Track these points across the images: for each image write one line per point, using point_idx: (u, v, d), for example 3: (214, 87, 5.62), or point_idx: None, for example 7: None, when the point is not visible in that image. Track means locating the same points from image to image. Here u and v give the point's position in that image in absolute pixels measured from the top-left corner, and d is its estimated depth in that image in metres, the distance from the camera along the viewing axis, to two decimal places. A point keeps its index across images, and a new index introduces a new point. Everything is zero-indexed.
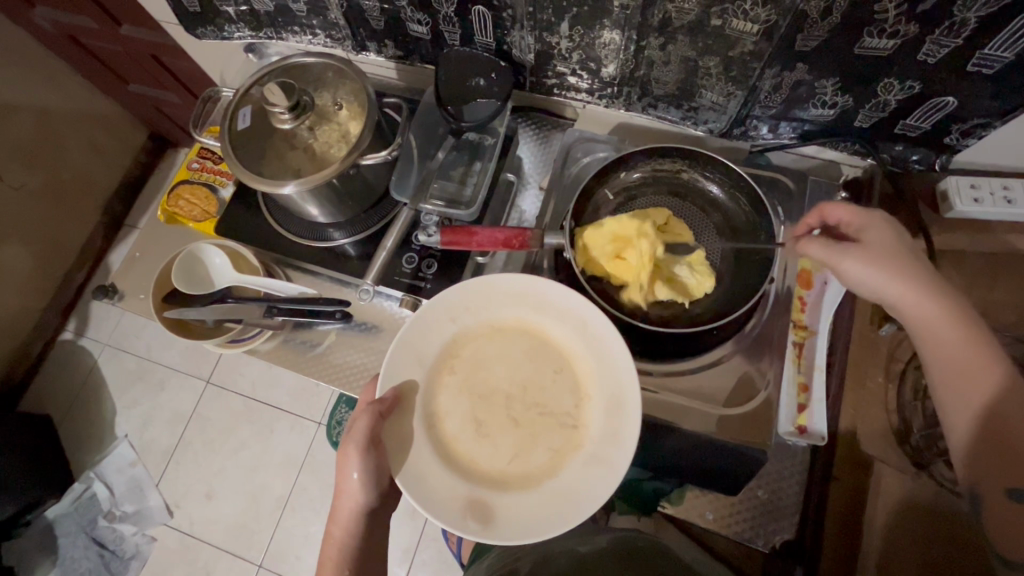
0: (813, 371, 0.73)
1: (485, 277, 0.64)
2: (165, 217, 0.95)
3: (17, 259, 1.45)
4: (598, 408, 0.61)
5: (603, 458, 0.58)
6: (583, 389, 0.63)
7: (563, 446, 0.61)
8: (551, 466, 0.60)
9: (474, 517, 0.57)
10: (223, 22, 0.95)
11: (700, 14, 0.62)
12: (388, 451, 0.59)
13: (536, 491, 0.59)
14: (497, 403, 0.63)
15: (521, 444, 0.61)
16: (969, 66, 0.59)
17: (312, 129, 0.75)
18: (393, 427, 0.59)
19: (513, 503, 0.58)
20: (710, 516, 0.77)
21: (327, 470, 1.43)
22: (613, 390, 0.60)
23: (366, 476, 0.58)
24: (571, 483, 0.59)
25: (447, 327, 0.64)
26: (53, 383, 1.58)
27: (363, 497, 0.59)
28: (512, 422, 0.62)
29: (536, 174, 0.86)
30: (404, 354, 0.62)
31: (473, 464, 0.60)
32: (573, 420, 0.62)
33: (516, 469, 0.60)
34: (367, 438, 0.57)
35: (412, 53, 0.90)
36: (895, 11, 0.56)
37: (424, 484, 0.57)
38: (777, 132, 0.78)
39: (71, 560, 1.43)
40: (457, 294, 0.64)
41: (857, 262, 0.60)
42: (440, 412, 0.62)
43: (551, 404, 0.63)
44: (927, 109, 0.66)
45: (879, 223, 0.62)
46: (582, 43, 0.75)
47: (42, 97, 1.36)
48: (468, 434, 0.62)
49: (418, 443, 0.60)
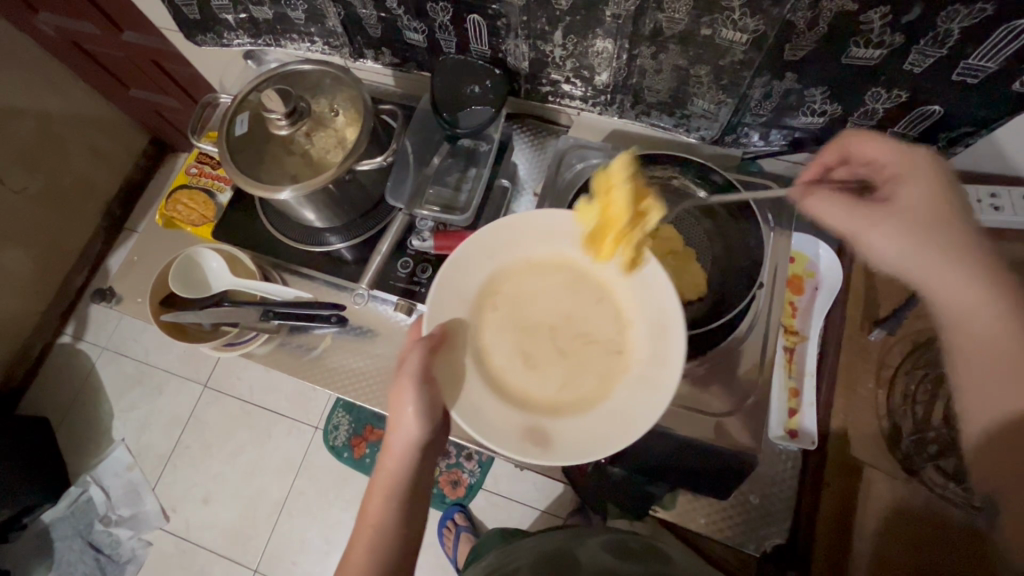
0: (803, 377, 0.78)
1: (517, 214, 0.64)
2: (165, 222, 0.96)
3: (17, 262, 1.46)
4: (643, 332, 0.60)
5: (654, 378, 0.57)
6: (625, 317, 0.62)
7: (611, 372, 0.60)
8: (602, 390, 0.60)
9: (534, 443, 0.56)
10: (222, 30, 0.96)
11: (691, 23, 0.64)
12: (440, 386, 0.57)
13: (590, 414, 0.58)
14: (542, 336, 0.62)
15: (569, 372, 0.61)
16: (954, 75, 0.59)
17: (309, 135, 0.76)
18: (445, 363, 0.58)
19: (570, 426, 0.57)
20: (703, 521, 0.78)
21: (323, 474, 1.43)
22: (656, 314, 0.59)
23: (420, 411, 0.57)
24: (626, 405, 0.57)
25: (487, 268, 0.64)
26: (52, 386, 1.58)
27: (418, 432, 0.58)
28: (559, 352, 0.62)
29: (530, 181, 0.89)
30: (445, 291, 0.61)
31: (525, 395, 0.59)
32: (617, 346, 0.61)
33: (567, 396, 0.60)
34: (420, 371, 0.56)
35: (408, 61, 0.91)
36: (880, 22, 0.57)
37: (479, 415, 0.56)
38: (768, 140, 0.79)
39: (66, 564, 1.43)
40: (495, 230, 0.63)
41: (878, 222, 0.56)
42: (486, 347, 0.61)
43: (596, 333, 0.62)
44: (915, 117, 0.67)
45: (910, 174, 0.57)
46: (575, 51, 0.76)
47: (43, 102, 1.37)
48: (515, 366, 0.60)
49: (469, 376, 0.58)
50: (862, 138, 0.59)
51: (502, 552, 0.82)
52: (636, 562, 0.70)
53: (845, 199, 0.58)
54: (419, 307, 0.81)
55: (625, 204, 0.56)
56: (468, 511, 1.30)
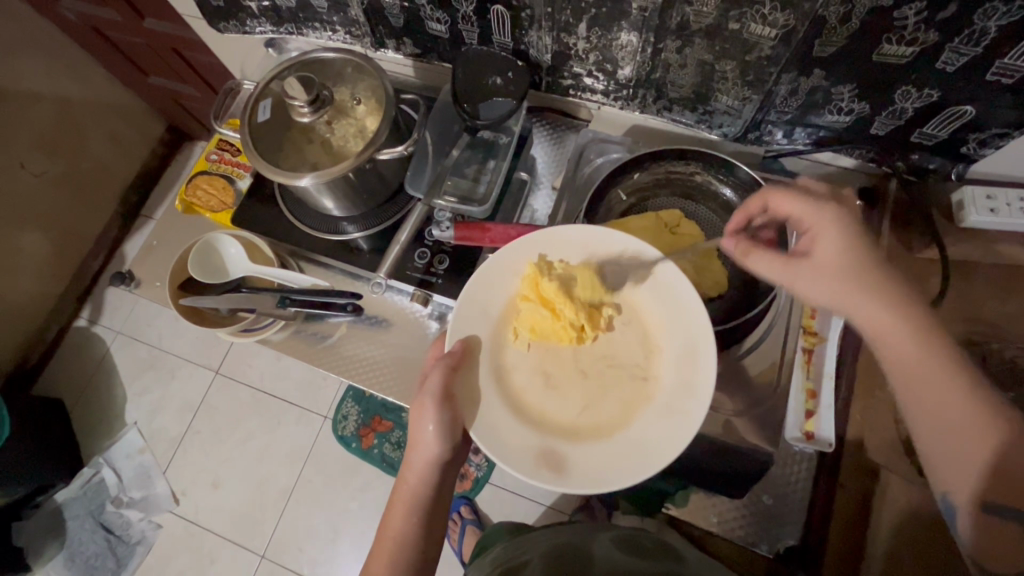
0: (823, 379, 0.71)
1: (548, 229, 0.64)
2: (184, 207, 0.97)
3: (36, 246, 1.48)
4: (670, 359, 0.60)
5: (677, 407, 0.57)
6: (652, 341, 0.61)
7: (634, 398, 0.59)
8: (623, 418, 0.59)
9: (547, 467, 0.56)
10: (245, 17, 0.97)
11: (718, 16, 0.63)
12: (461, 405, 0.58)
13: (608, 442, 0.57)
14: (564, 355, 0.61)
15: (591, 395, 0.60)
16: (988, 74, 0.58)
17: (330, 123, 0.76)
18: (466, 382, 0.59)
19: (587, 453, 0.57)
20: (714, 519, 0.80)
21: (331, 463, 1.44)
22: (686, 341, 0.59)
23: (440, 430, 0.58)
24: (646, 434, 0.57)
25: (512, 283, 0.63)
26: (67, 368, 1.60)
27: (438, 450, 0.59)
28: (581, 373, 0.61)
29: (548, 174, 0.88)
30: (470, 307, 0.62)
31: (544, 416, 0.59)
32: (642, 371, 0.60)
33: (587, 421, 0.59)
34: (442, 390, 0.58)
35: (430, 52, 0.91)
36: (915, 18, 0.56)
37: (495, 436, 0.56)
38: (792, 137, 0.78)
39: (78, 544, 1.45)
40: (523, 247, 0.64)
41: (805, 283, 0.54)
42: (508, 364, 0.61)
43: (619, 356, 0.61)
44: (945, 117, 0.66)
45: (828, 214, 0.54)
46: (599, 44, 0.75)
47: (64, 87, 1.38)
48: (535, 386, 0.60)
49: (490, 394, 0.58)
50: (778, 190, 0.57)
51: (510, 546, 0.81)
52: (648, 558, 0.70)
53: (778, 260, 0.55)
54: (435, 298, 0.81)
55: (554, 285, 0.60)
56: (474, 504, 1.31)
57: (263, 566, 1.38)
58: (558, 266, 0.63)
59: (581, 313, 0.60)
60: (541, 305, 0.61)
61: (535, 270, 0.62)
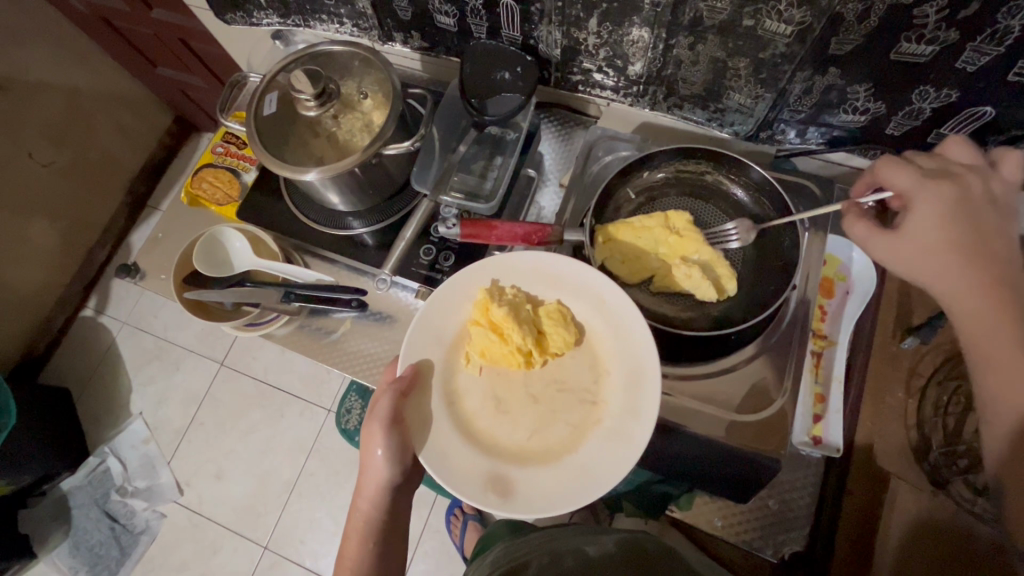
0: (831, 382, 0.73)
1: (502, 257, 0.64)
2: (189, 199, 0.97)
3: (44, 235, 1.48)
4: (618, 382, 0.60)
5: (622, 433, 0.57)
6: (602, 365, 0.61)
7: (583, 423, 0.59)
8: (571, 442, 0.59)
9: (494, 491, 0.56)
10: (252, 9, 0.96)
11: (733, 13, 0.61)
12: (409, 428, 0.59)
13: (556, 466, 0.58)
14: (516, 380, 0.62)
15: (540, 420, 0.60)
16: (1010, 74, 0.56)
17: (336, 117, 0.74)
18: (417, 407, 0.59)
19: (532, 477, 0.57)
20: (718, 522, 0.84)
21: (335, 457, 1.44)
22: (631, 363, 0.59)
23: (389, 454, 0.59)
24: (592, 459, 0.57)
25: (464, 308, 0.64)
26: (73, 358, 1.61)
27: (386, 474, 0.61)
28: (532, 397, 0.61)
29: (556, 172, 0.87)
30: (424, 332, 0.62)
31: (494, 439, 0.59)
32: (591, 396, 0.61)
33: (535, 445, 0.59)
34: (391, 415, 0.58)
35: (437, 46, 0.90)
36: (936, 16, 0.54)
37: (445, 460, 0.57)
38: (805, 136, 0.77)
39: (83, 532, 1.46)
40: (476, 272, 0.64)
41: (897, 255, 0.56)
42: (461, 389, 0.61)
43: (569, 380, 0.62)
44: (963, 118, 0.64)
45: (929, 191, 0.54)
46: (610, 39, 0.74)
47: (72, 77, 1.38)
48: (485, 410, 0.61)
49: (440, 419, 0.59)
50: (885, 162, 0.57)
51: (510, 547, 0.81)
52: (650, 560, 0.69)
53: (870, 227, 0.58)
54: None
55: (503, 311, 0.61)
56: None
57: (264, 558, 1.39)
58: (510, 291, 0.63)
59: (529, 339, 0.61)
60: (490, 329, 0.61)
61: (486, 295, 0.63)
